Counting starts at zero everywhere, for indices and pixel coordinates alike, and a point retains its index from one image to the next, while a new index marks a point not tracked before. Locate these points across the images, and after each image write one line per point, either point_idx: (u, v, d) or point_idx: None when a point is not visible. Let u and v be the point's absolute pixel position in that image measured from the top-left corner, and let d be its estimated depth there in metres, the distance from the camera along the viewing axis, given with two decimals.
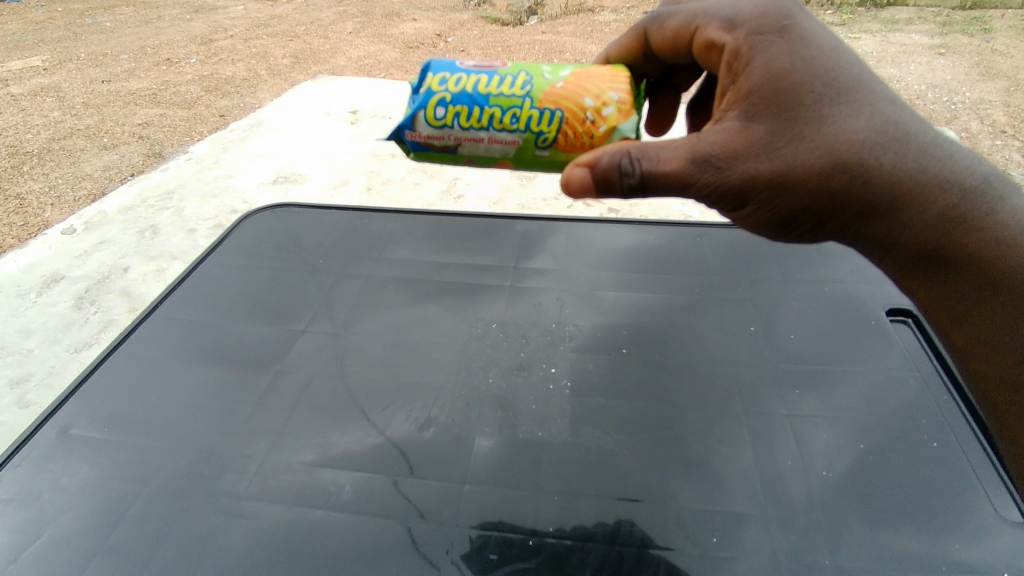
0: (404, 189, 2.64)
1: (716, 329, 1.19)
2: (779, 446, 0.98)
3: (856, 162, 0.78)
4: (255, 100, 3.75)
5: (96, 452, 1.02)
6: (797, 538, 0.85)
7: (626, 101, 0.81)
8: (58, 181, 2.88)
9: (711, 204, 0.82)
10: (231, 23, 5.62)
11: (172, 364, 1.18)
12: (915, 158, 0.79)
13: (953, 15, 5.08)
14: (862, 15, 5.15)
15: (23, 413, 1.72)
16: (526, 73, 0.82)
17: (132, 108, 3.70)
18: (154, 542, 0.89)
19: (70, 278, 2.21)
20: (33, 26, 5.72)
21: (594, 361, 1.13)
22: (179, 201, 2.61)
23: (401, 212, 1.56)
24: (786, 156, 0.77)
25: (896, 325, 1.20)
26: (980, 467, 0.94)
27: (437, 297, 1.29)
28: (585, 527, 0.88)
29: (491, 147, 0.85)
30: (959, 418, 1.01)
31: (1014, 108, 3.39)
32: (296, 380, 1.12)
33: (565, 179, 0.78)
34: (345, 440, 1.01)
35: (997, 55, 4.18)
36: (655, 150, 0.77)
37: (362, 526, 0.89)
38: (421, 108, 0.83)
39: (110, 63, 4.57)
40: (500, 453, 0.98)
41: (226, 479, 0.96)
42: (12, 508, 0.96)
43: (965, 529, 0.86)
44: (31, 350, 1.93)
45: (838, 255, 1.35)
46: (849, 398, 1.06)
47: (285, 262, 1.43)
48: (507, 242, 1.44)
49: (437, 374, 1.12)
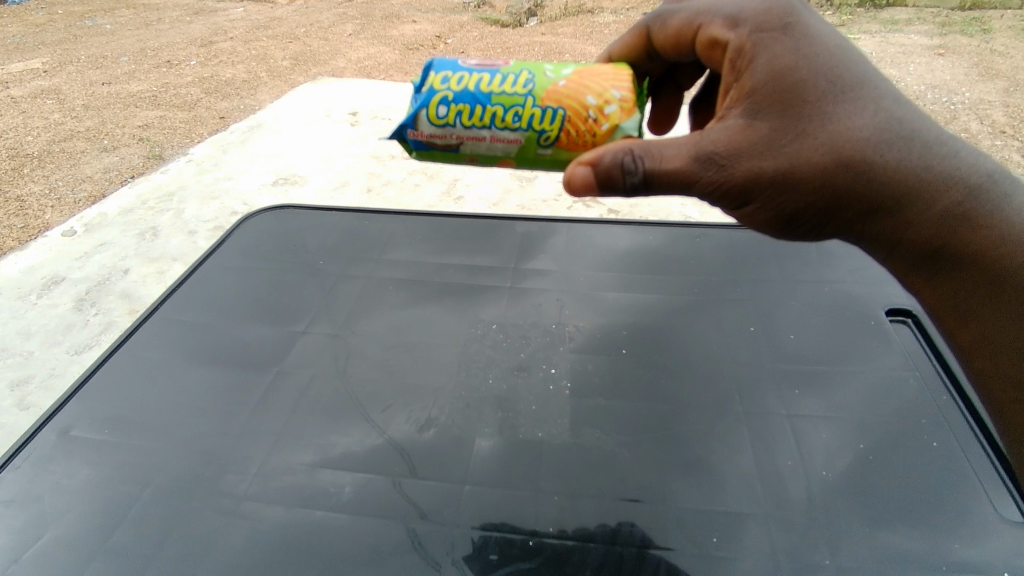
0: (404, 190, 2.65)
1: (716, 329, 1.19)
2: (779, 445, 0.98)
3: (861, 160, 0.78)
4: (255, 102, 3.76)
5: (96, 453, 1.02)
6: (797, 539, 0.85)
7: (629, 100, 0.81)
8: (59, 184, 2.89)
9: (715, 202, 0.82)
10: (231, 26, 5.63)
11: (173, 365, 1.18)
12: (919, 156, 0.79)
13: (952, 15, 5.09)
14: (862, 16, 5.15)
15: (24, 415, 1.72)
16: (528, 71, 0.82)
17: (133, 110, 3.71)
18: (154, 543, 0.89)
19: (71, 280, 2.21)
20: (32, 28, 5.73)
21: (594, 362, 1.13)
22: (180, 203, 2.61)
23: (401, 213, 1.56)
24: (790, 154, 0.77)
25: (896, 325, 1.20)
26: (981, 467, 0.94)
27: (437, 298, 1.29)
28: (585, 528, 0.88)
29: (493, 146, 0.85)
30: (959, 417, 1.01)
31: (1014, 108, 3.39)
32: (295, 381, 1.12)
33: (567, 178, 0.78)
34: (345, 441, 1.01)
35: (996, 56, 4.19)
36: (658, 149, 0.77)
37: (362, 527, 0.89)
38: (423, 107, 0.84)
39: (110, 65, 4.57)
40: (500, 453, 0.98)
41: (227, 479, 0.96)
42: (12, 509, 0.96)
43: (965, 528, 0.86)
44: (31, 352, 1.93)
45: (837, 255, 1.35)
46: (850, 397, 1.06)
47: (285, 263, 1.43)
48: (507, 242, 1.45)
49: (438, 374, 1.12)
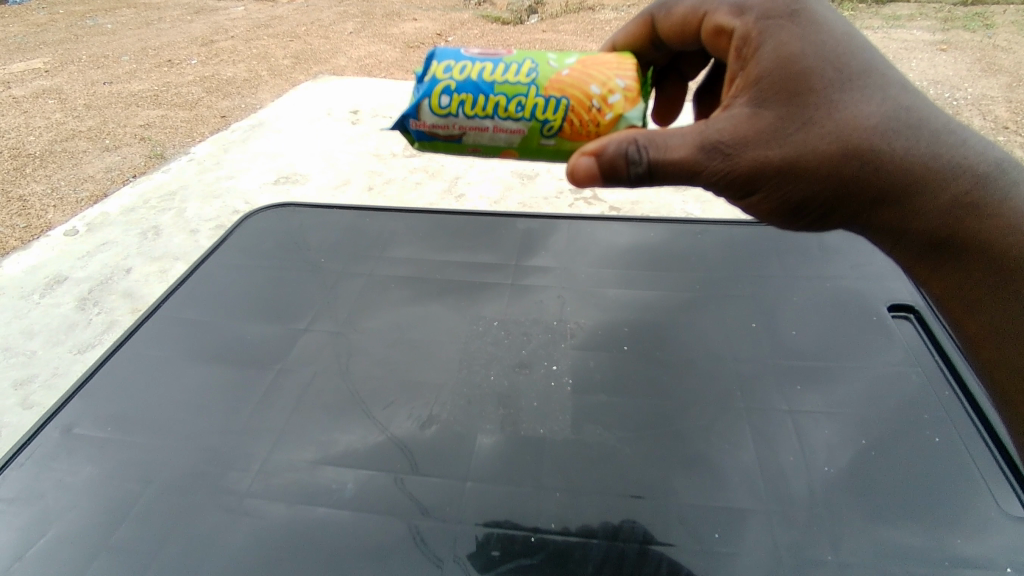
0: (405, 188, 2.65)
1: (718, 324, 1.19)
2: (781, 441, 0.98)
3: (868, 149, 0.77)
4: (256, 101, 3.77)
5: (99, 451, 1.03)
6: (798, 534, 0.85)
7: (632, 89, 0.82)
8: (61, 183, 2.90)
9: (720, 192, 0.82)
10: (231, 25, 5.64)
11: (175, 363, 1.18)
12: (927, 144, 0.79)
13: (955, 11, 5.06)
14: (864, 12, 5.12)
15: (28, 413, 1.73)
16: (532, 61, 0.82)
17: (134, 109, 3.71)
18: (157, 540, 0.89)
19: (73, 279, 2.22)
20: (34, 28, 5.73)
21: (595, 358, 1.13)
22: (181, 202, 2.61)
23: (402, 211, 1.56)
24: (796, 143, 0.77)
25: (897, 320, 1.20)
26: (982, 462, 0.94)
27: (439, 296, 1.29)
28: (587, 524, 0.88)
29: (496, 136, 0.85)
30: (961, 413, 1.01)
31: (1016, 103, 3.38)
32: (297, 379, 1.12)
33: (570, 168, 0.78)
34: (347, 438, 1.01)
35: (999, 51, 4.16)
36: (661, 139, 0.76)
37: (364, 524, 0.89)
38: (425, 97, 0.83)
39: (111, 65, 4.58)
40: (502, 450, 0.98)
41: (230, 477, 0.96)
42: (16, 507, 0.96)
43: (967, 523, 0.86)
44: (34, 351, 1.94)
45: (838, 251, 1.35)
46: (851, 392, 1.05)
47: (287, 261, 1.43)
48: (508, 239, 1.44)
49: (440, 371, 1.12)
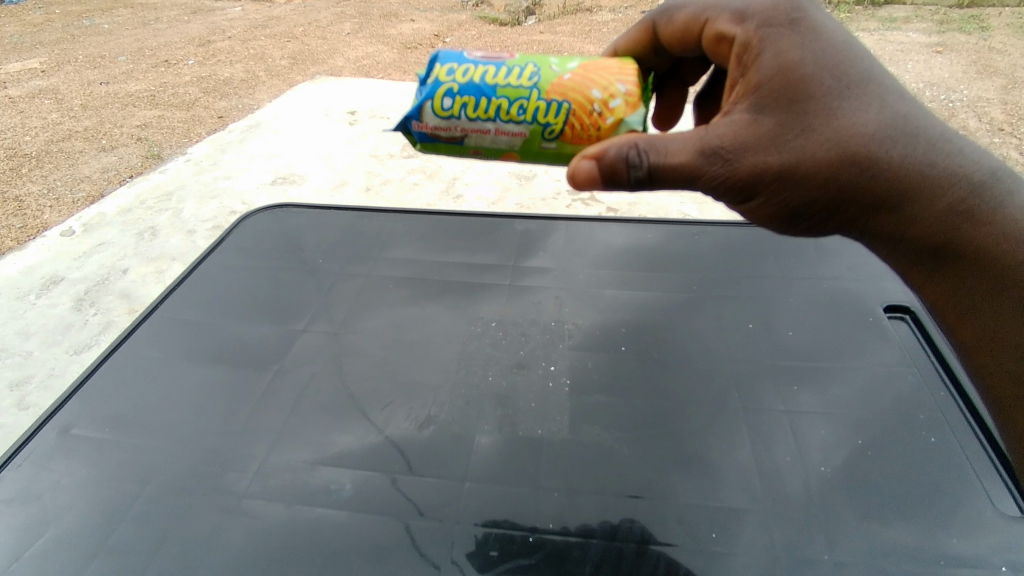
0: (403, 188, 2.65)
1: (716, 325, 1.19)
2: (779, 442, 0.98)
3: (866, 156, 0.78)
4: (255, 101, 3.77)
5: (97, 452, 1.03)
6: (795, 533, 0.86)
7: (634, 94, 0.82)
8: (57, 183, 2.88)
9: (720, 197, 0.82)
10: (229, 25, 5.64)
11: (173, 365, 1.18)
12: (924, 152, 0.80)
13: (950, 13, 5.10)
14: (861, 14, 5.15)
15: (24, 414, 1.72)
16: (534, 65, 0.83)
17: (131, 109, 3.71)
18: (154, 541, 0.89)
19: (70, 279, 2.21)
20: (31, 28, 5.70)
21: (594, 359, 1.13)
22: (179, 202, 2.61)
23: (401, 212, 1.56)
24: (795, 149, 0.77)
25: (894, 322, 1.20)
26: (979, 463, 0.94)
27: (438, 296, 1.29)
28: (586, 524, 0.88)
29: (497, 139, 0.85)
30: (958, 415, 1.01)
31: (1011, 105, 3.40)
32: (295, 380, 1.12)
33: (571, 171, 0.78)
34: (345, 439, 1.01)
35: (994, 53, 4.19)
36: (661, 144, 0.77)
37: (362, 525, 0.89)
38: (428, 99, 0.83)
39: (109, 65, 4.56)
40: (501, 451, 0.98)
41: (228, 478, 0.96)
42: (12, 508, 0.96)
43: (962, 523, 0.87)
44: (31, 352, 1.93)
45: (834, 253, 1.35)
46: (848, 393, 1.06)
47: (286, 262, 1.43)
48: (507, 241, 1.45)
49: (439, 372, 1.12)
